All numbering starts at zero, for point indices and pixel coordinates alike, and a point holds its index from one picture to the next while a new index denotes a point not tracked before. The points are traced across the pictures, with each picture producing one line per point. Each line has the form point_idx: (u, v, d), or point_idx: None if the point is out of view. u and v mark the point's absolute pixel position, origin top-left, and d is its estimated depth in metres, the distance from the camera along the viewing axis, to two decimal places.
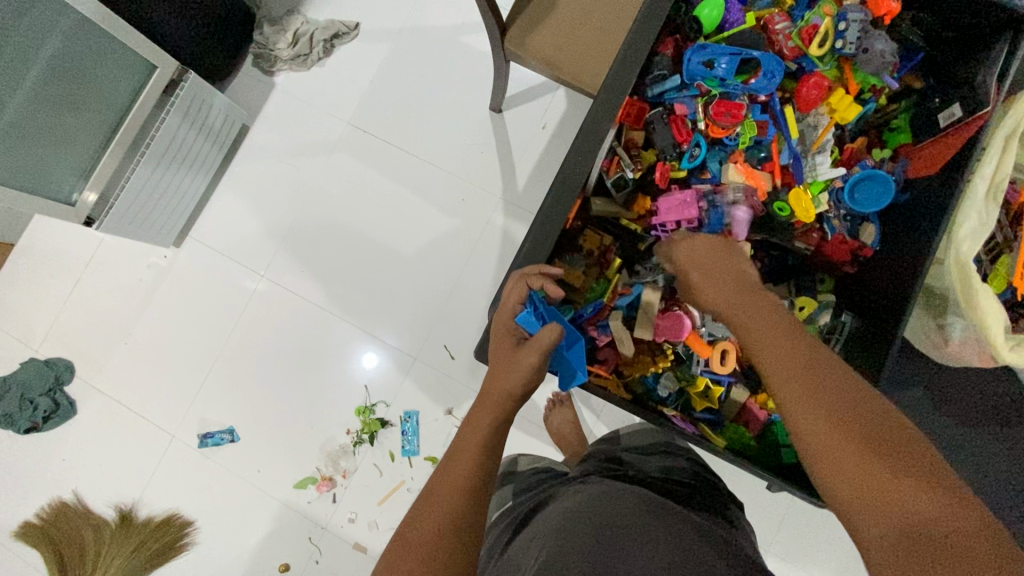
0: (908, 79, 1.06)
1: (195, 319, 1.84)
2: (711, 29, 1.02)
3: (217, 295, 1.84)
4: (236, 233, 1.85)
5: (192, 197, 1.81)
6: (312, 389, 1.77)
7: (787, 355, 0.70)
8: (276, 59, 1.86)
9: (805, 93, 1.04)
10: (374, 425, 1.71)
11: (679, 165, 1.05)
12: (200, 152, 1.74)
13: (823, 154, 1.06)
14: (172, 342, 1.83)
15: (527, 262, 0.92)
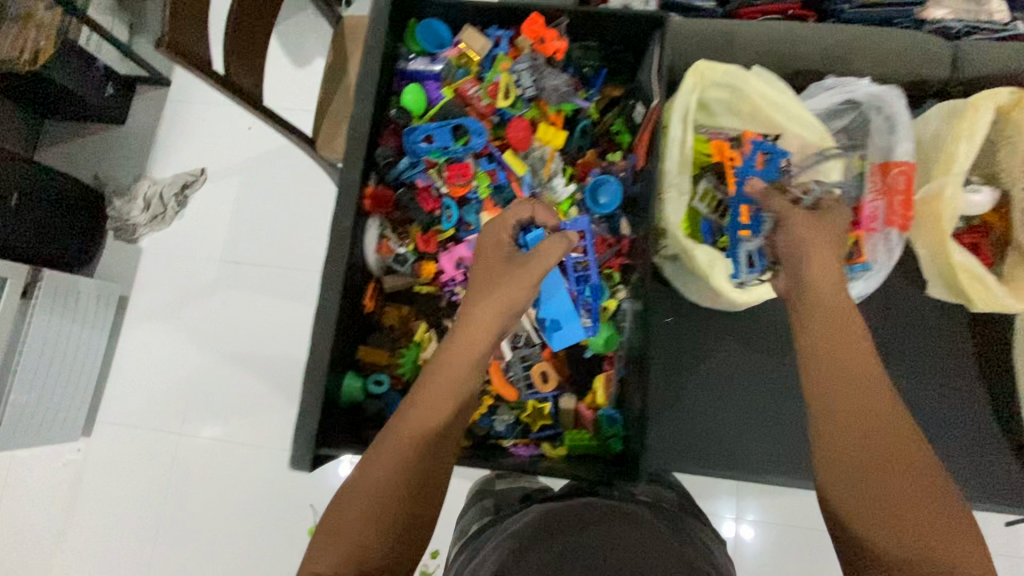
0: (608, 90, 1.16)
1: (127, 499, 1.79)
2: (419, 110, 1.08)
3: (144, 468, 1.81)
4: (144, 401, 1.84)
5: (89, 383, 1.80)
6: (261, 528, 1.75)
7: (839, 376, 0.82)
8: (135, 227, 1.90)
9: (512, 135, 1.10)
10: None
11: (444, 228, 1.11)
12: (82, 339, 1.74)
13: (556, 179, 1.12)
14: (112, 533, 1.78)
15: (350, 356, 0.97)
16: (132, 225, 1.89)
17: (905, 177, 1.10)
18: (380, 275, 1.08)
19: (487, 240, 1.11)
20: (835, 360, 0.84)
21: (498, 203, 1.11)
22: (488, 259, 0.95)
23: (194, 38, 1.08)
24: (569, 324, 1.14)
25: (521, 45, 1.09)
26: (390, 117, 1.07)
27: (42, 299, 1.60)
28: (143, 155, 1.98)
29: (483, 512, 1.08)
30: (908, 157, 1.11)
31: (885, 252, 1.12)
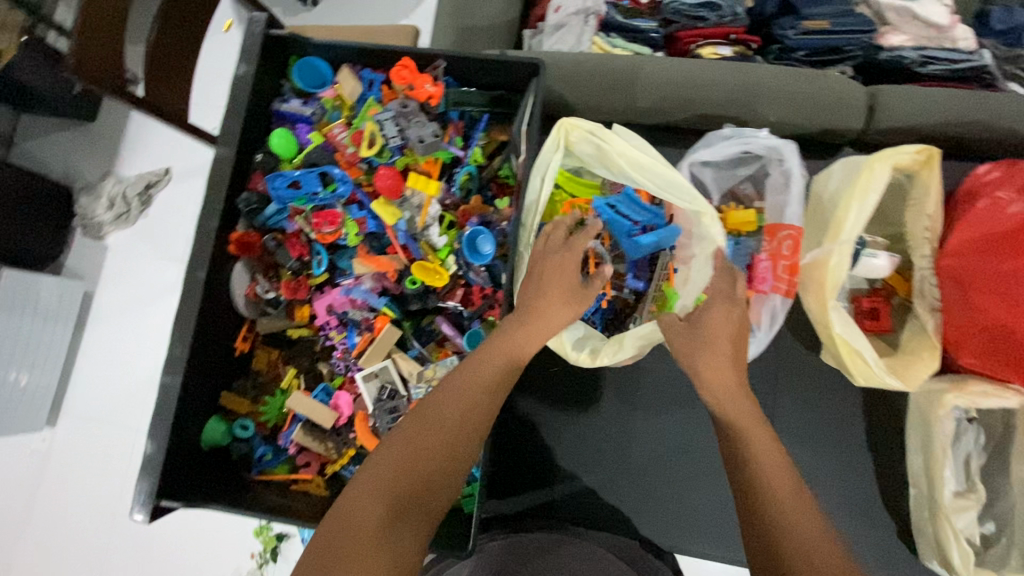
0: (495, 132, 0.87)
1: (82, 494, 1.71)
2: (290, 155, 0.82)
3: (103, 469, 1.73)
4: (102, 399, 1.76)
5: (54, 371, 1.72)
6: (207, 530, 1.67)
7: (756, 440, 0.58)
8: (101, 224, 1.78)
9: (381, 184, 0.81)
10: (274, 545, 1.61)
11: (314, 274, 0.84)
12: (43, 337, 1.69)
13: (433, 227, 0.84)
14: (66, 535, 1.69)
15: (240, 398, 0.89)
16: (97, 223, 1.78)
17: (792, 244, 0.79)
18: (252, 317, 0.84)
19: (362, 292, 0.84)
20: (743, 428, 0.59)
21: (372, 251, 0.84)
22: (574, 249, 0.69)
23: (109, 46, 0.96)
24: (439, 372, 0.83)
25: (395, 88, 0.82)
26: (254, 161, 0.81)
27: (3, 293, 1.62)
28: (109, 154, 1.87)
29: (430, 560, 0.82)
30: (798, 220, 0.80)
31: (770, 320, 0.81)
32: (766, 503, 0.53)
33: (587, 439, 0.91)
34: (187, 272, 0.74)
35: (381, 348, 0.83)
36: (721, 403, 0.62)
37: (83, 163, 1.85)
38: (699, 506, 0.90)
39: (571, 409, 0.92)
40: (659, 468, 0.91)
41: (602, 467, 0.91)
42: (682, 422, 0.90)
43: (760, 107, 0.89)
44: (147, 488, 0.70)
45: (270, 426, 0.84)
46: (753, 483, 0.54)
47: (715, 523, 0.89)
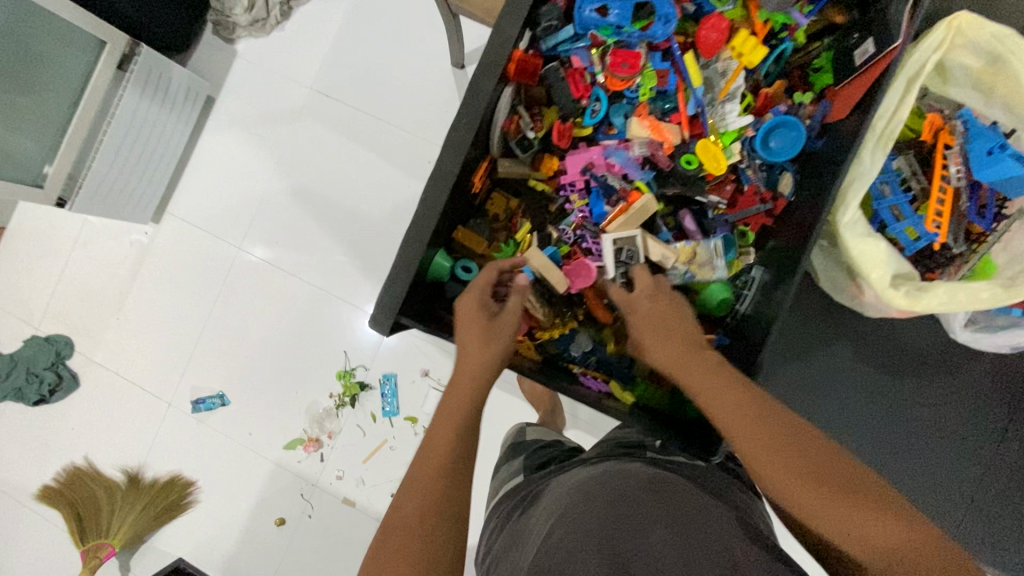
0: (830, 12, 0.73)
1: (181, 290, 1.42)
2: None
3: (199, 273, 1.42)
4: (219, 199, 1.41)
5: (175, 151, 1.36)
6: (301, 369, 1.36)
7: (739, 426, 0.50)
8: (234, 26, 1.37)
9: (704, 37, 0.69)
10: (355, 392, 1.32)
11: (582, 123, 0.75)
12: (164, 130, 1.29)
13: (734, 102, 0.72)
14: (153, 332, 1.43)
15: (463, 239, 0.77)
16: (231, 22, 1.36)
17: None
18: (496, 154, 0.75)
19: (625, 158, 0.75)
20: (737, 423, 0.51)
21: (653, 114, 0.73)
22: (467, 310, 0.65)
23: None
24: (703, 257, 0.74)
25: None
26: None
27: (138, 71, 1.17)
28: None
29: (510, 475, 0.80)
30: None
31: None
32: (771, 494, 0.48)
33: (831, 364, 0.84)
34: (474, 79, 0.65)
35: (635, 221, 0.74)
36: (692, 390, 0.55)
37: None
38: (903, 482, 0.82)
39: (807, 340, 0.84)
40: (897, 418, 0.83)
41: (841, 395, 0.83)
42: (924, 388, 0.82)
43: None
44: (386, 297, 0.66)
45: None
46: (783, 487, 0.47)
47: (919, 504, 0.81)
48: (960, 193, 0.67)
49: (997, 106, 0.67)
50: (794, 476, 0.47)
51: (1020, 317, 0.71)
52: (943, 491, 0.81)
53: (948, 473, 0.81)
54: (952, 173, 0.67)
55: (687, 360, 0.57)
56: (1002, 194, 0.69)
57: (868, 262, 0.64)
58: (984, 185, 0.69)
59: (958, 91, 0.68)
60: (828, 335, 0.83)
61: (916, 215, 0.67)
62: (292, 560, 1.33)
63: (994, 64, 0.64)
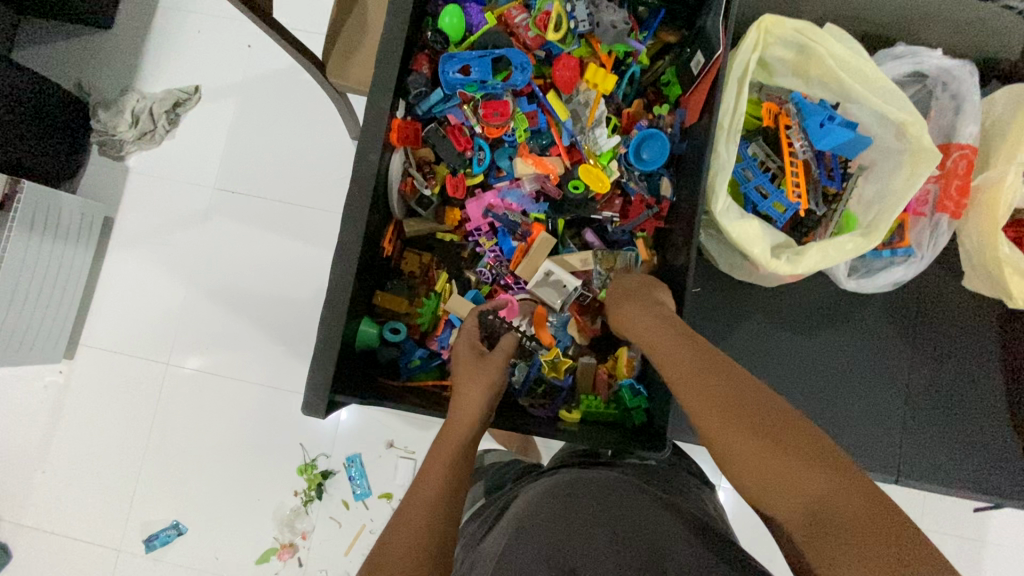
0: (663, 34, 0.82)
1: (109, 423, 1.33)
2: (459, 39, 0.74)
3: (125, 401, 1.33)
4: (135, 319, 1.35)
5: (77, 280, 1.30)
6: (257, 475, 1.29)
7: (718, 408, 0.51)
8: (122, 143, 1.35)
9: (559, 76, 0.76)
10: (321, 482, 1.26)
11: (472, 172, 0.79)
12: (63, 264, 1.26)
13: (602, 127, 0.78)
14: (87, 474, 1.32)
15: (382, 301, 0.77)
16: (116, 141, 1.34)
17: (966, 164, 0.78)
18: (400, 216, 0.78)
19: (519, 196, 0.80)
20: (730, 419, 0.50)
21: (535, 151, 0.79)
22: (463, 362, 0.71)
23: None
24: (619, 263, 0.81)
25: None
26: (422, 39, 0.74)
27: (22, 209, 1.13)
28: (134, 55, 1.38)
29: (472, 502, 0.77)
30: (973, 140, 0.79)
31: (929, 242, 0.82)
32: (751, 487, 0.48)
33: (754, 333, 0.89)
34: (358, 153, 0.68)
35: (540, 254, 0.79)
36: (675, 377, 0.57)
37: (89, 64, 1.37)
38: (845, 432, 0.88)
39: (726, 318, 0.88)
40: (826, 373, 0.89)
41: (770, 359, 0.88)
42: (839, 342, 0.89)
43: (924, 30, 0.87)
44: (315, 381, 0.65)
45: (422, 329, 0.79)
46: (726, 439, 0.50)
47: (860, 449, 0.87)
48: (809, 165, 0.77)
49: (815, 89, 0.77)
50: (769, 475, 0.46)
51: (891, 257, 0.82)
52: (879, 432, 0.88)
53: (880, 417, 0.88)
54: (797, 149, 0.76)
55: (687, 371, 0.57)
56: (843, 158, 0.79)
57: (748, 239, 0.71)
58: (827, 155, 0.78)
59: (784, 76, 0.77)
60: (746, 310, 0.89)
61: (778, 190, 0.76)
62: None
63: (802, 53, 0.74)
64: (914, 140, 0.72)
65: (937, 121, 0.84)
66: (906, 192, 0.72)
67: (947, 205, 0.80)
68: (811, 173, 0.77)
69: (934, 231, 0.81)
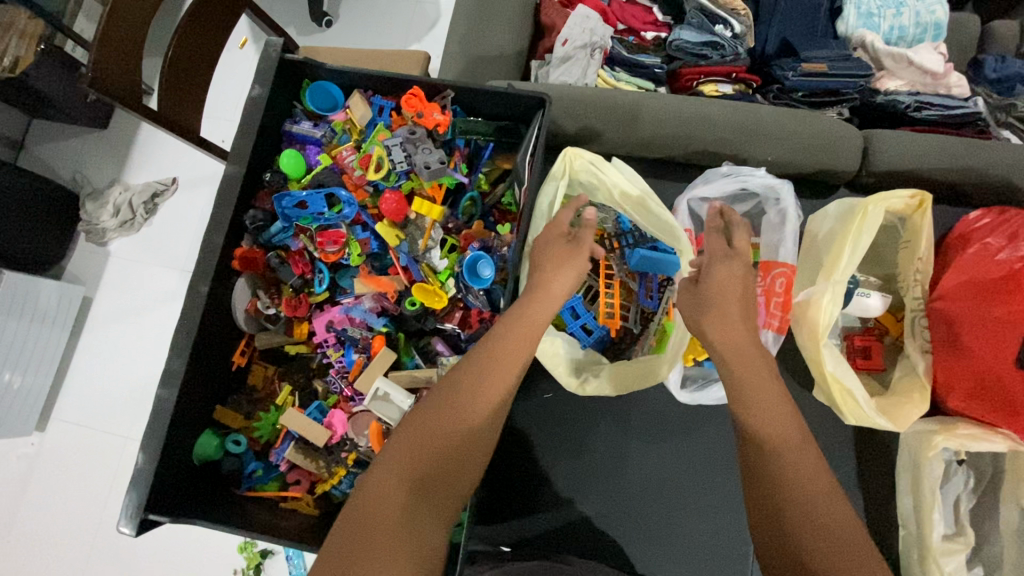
0: (502, 160, 0.88)
1: (73, 492, 1.36)
2: (299, 175, 0.84)
3: (86, 470, 1.37)
4: (103, 394, 1.42)
5: (53, 357, 1.37)
6: (202, 544, 1.30)
7: (772, 427, 0.56)
8: (103, 231, 1.46)
9: (385, 206, 0.83)
10: (258, 561, 1.26)
11: (315, 291, 0.86)
12: (38, 343, 1.33)
13: (434, 249, 0.85)
14: (47, 544, 1.34)
15: (222, 414, 0.81)
16: (99, 229, 1.45)
17: (784, 282, 0.81)
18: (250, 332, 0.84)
19: (361, 311, 0.85)
20: (766, 415, 0.57)
21: (374, 271, 0.86)
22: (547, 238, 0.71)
23: (123, 59, 1.03)
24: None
25: (404, 115, 0.84)
26: (262, 179, 0.82)
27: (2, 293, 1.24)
28: (117, 153, 1.51)
29: None
30: (791, 258, 0.81)
31: None
32: (774, 468, 0.54)
33: (612, 436, 0.90)
34: (189, 285, 0.75)
35: (379, 367, 0.84)
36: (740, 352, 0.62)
37: (82, 162, 1.50)
38: (711, 534, 0.87)
39: (582, 419, 0.90)
40: (686, 477, 0.89)
41: (628, 464, 0.89)
42: (698, 445, 0.89)
43: (757, 148, 0.92)
44: (136, 500, 0.70)
45: (263, 441, 0.84)
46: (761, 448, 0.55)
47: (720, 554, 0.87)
48: (627, 284, 0.80)
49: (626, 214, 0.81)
50: (782, 459, 0.54)
51: None
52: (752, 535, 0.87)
53: None
54: (613, 270, 0.80)
55: (749, 369, 0.60)
56: (665, 276, 0.80)
57: (551, 359, 0.74)
58: (649, 275, 0.80)
59: (602, 199, 0.82)
60: (604, 412, 0.91)
61: (590, 312, 0.79)
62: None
63: (600, 184, 0.79)
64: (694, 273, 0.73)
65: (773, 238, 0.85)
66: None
67: (772, 321, 0.80)
68: (628, 291, 0.80)
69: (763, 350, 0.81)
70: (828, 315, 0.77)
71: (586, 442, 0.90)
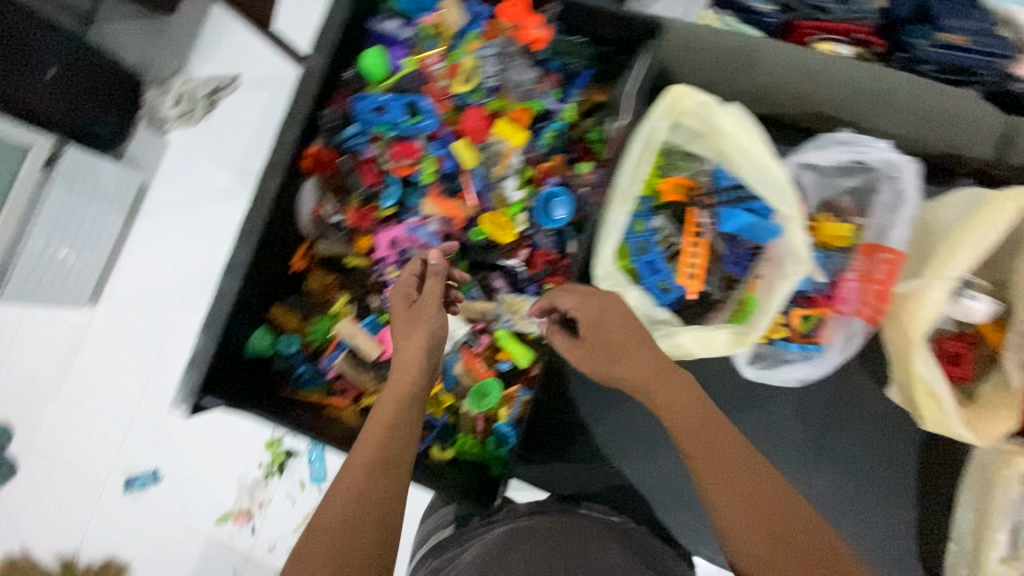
0: (595, 92, 0.82)
1: (115, 373, 1.33)
2: (380, 77, 0.77)
3: (127, 355, 1.34)
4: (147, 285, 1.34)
5: (108, 239, 1.29)
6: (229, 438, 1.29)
7: (733, 486, 0.55)
8: (163, 121, 1.33)
9: (467, 124, 0.78)
10: (281, 460, 1.25)
11: (381, 206, 0.81)
12: (92, 223, 1.23)
13: (511, 179, 0.80)
14: (84, 422, 1.33)
15: (277, 311, 0.82)
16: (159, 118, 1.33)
17: (887, 269, 0.74)
18: (313, 236, 0.83)
19: (426, 233, 0.81)
20: (726, 478, 0.55)
21: (444, 193, 0.81)
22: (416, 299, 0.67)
23: None
24: (526, 309, 0.83)
25: (501, 24, 0.77)
26: (343, 77, 0.79)
27: (66, 166, 1.16)
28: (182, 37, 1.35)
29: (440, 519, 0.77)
30: (901, 245, 0.74)
31: (844, 342, 0.77)
32: (756, 530, 0.53)
33: None
34: (260, 180, 0.73)
35: None
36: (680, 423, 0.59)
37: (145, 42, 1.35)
38: None
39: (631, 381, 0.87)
40: None
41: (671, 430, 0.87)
42: (752, 428, 0.84)
43: (877, 119, 0.85)
44: (193, 380, 0.71)
45: (315, 348, 0.83)
46: (728, 508, 0.54)
47: None
48: (715, 245, 0.75)
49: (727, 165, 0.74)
50: (759, 513, 0.54)
51: (799, 351, 0.79)
52: None
53: None
54: (702, 229, 0.74)
55: (708, 430, 0.57)
56: (756, 244, 0.74)
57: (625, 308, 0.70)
58: (739, 239, 0.74)
59: (702, 148, 0.76)
60: None
61: (670, 269, 0.74)
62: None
63: (708, 128, 0.72)
64: (794, 244, 0.66)
65: (885, 220, 0.76)
66: (777, 290, 0.66)
67: (862, 311, 0.75)
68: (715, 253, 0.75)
69: (849, 336, 0.77)
70: (933, 315, 0.70)
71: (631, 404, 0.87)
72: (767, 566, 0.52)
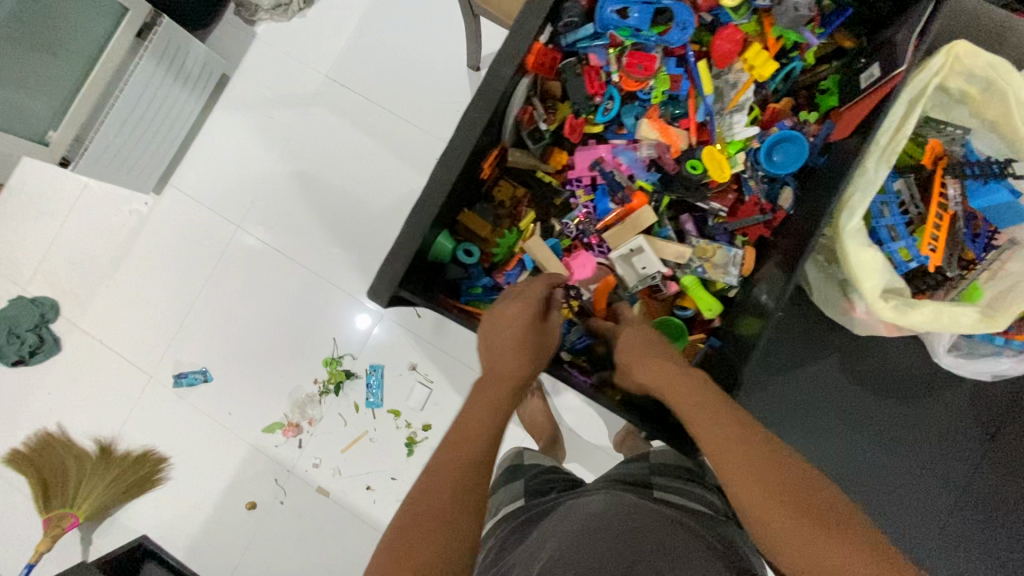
0: (839, 37, 0.74)
1: (169, 265, 1.17)
2: None
3: (188, 244, 1.17)
4: (221, 172, 1.17)
5: (184, 121, 1.13)
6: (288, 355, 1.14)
7: (745, 462, 0.48)
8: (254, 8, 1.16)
9: (717, 46, 0.73)
10: (340, 379, 1.11)
11: (594, 119, 0.77)
12: (172, 108, 1.08)
13: (741, 114, 0.74)
14: (130, 314, 1.17)
15: (467, 215, 0.77)
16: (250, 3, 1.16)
17: None
18: (508, 144, 0.74)
19: (632, 158, 0.77)
20: (732, 460, 0.49)
21: (663, 118, 0.76)
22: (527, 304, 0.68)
23: None
24: (719, 258, 0.77)
25: None
26: None
27: (159, 42, 0.97)
28: None
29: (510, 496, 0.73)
30: None
31: None
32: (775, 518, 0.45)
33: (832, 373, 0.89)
34: (493, 66, 0.65)
35: (637, 223, 0.76)
36: (675, 402, 0.56)
37: None
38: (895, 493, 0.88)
39: (807, 350, 0.89)
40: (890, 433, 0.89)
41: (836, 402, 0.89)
42: (915, 409, 0.88)
43: None
44: (392, 273, 0.66)
45: (495, 260, 0.80)
46: (744, 480, 0.48)
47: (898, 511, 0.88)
48: (956, 221, 0.71)
49: (985, 136, 0.71)
50: (780, 489, 0.46)
51: (1001, 345, 0.75)
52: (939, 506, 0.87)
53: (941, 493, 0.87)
54: (950, 199, 0.69)
55: (699, 421, 0.53)
56: (994, 226, 0.71)
57: (865, 270, 0.65)
58: (975, 217, 0.71)
59: (957, 116, 0.72)
60: (834, 349, 0.89)
61: (910, 237, 0.70)
62: (261, 564, 1.10)
63: (983, 92, 0.67)
64: None
65: None
66: None
67: None
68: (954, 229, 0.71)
69: None
70: None
71: (805, 373, 0.89)
72: (805, 547, 0.43)
